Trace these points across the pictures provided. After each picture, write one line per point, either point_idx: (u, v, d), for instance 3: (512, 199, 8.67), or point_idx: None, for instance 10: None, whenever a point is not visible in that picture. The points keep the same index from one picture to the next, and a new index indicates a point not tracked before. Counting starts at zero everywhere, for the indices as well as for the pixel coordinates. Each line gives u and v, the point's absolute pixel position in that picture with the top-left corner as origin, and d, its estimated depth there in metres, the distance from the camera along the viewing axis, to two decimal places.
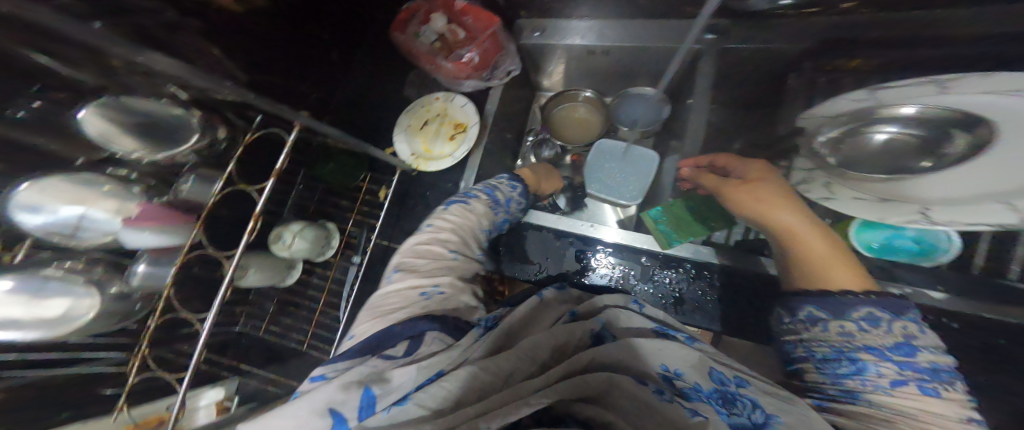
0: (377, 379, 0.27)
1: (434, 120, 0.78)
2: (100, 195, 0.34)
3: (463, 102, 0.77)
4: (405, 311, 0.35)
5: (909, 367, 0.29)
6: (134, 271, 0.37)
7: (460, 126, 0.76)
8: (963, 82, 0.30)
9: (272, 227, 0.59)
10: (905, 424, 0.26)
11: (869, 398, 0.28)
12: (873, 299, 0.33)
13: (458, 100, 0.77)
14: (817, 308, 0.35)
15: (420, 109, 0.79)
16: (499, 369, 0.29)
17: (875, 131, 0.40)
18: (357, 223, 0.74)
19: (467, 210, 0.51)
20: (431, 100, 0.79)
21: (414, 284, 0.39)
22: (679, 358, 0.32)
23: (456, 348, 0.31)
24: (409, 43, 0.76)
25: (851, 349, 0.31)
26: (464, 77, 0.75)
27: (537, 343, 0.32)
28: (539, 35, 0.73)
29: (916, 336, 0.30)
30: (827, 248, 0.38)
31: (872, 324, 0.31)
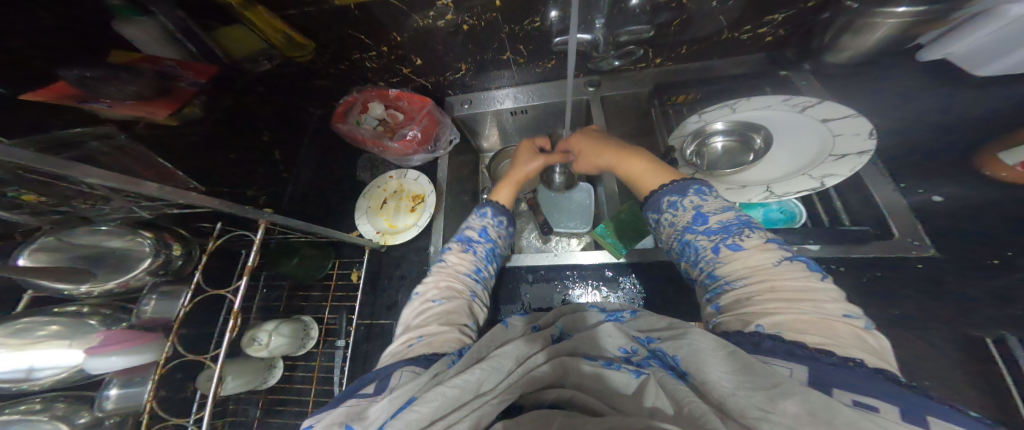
0: (358, 416, 0.33)
1: (392, 197, 0.87)
2: (44, 338, 0.35)
3: (416, 177, 0.87)
4: (399, 361, 0.42)
5: (714, 232, 0.46)
6: (107, 396, 0.39)
7: (416, 197, 0.85)
8: (744, 104, 0.55)
9: (247, 331, 0.62)
10: (755, 285, 0.40)
11: (731, 278, 0.42)
12: (668, 190, 0.53)
13: (411, 175, 0.87)
14: (658, 214, 0.53)
15: (378, 190, 0.88)
16: (464, 385, 0.34)
17: (714, 142, 0.59)
18: (333, 309, 0.77)
19: (443, 268, 0.59)
20: (386, 180, 0.89)
21: (405, 339, 0.47)
22: (623, 340, 0.42)
23: (427, 374, 0.37)
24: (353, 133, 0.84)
25: (684, 236, 0.48)
26: (412, 153, 0.84)
27: (505, 353, 0.37)
28: (468, 106, 0.87)
29: (700, 206, 0.48)
30: (643, 172, 0.58)
31: (676, 208, 0.50)
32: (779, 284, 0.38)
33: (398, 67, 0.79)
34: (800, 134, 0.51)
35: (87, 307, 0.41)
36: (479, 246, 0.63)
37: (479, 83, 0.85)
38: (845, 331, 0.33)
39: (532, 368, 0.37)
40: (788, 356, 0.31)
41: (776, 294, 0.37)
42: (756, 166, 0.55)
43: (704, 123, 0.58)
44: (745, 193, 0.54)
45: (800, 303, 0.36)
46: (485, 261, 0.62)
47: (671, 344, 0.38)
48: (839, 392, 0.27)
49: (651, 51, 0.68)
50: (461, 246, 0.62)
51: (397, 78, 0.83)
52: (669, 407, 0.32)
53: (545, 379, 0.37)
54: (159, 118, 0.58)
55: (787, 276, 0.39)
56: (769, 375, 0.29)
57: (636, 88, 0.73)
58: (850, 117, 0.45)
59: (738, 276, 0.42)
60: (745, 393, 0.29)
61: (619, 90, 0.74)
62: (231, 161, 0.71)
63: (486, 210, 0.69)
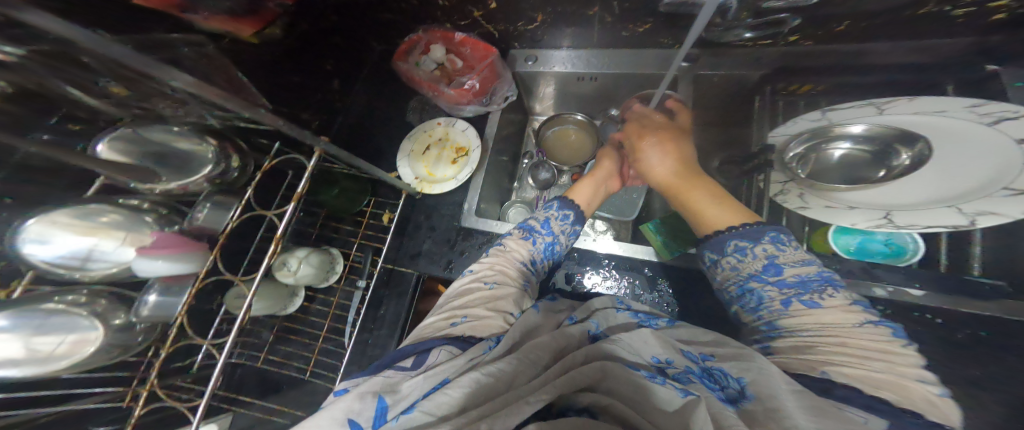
0: (389, 389, 0.32)
1: (436, 145, 0.83)
2: (105, 226, 0.35)
3: (464, 128, 0.82)
4: (438, 336, 0.40)
5: (787, 284, 0.39)
6: (145, 302, 0.39)
7: (460, 150, 0.81)
8: (899, 104, 0.41)
9: (279, 253, 0.62)
10: (824, 337, 0.35)
11: (792, 327, 0.37)
12: (734, 233, 0.45)
13: (460, 125, 0.82)
14: (713, 256, 0.47)
15: (423, 134, 0.84)
16: (501, 373, 0.33)
17: (833, 148, 0.50)
18: (360, 248, 0.77)
19: (502, 252, 0.56)
20: (433, 125, 0.84)
21: (449, 316, 0.44)
22: (659, 348, 0.39)
23: (464, 356, 0.36)
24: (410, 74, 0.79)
25: (744, 282, 0.42)
26: (465, 103, 0.78)
27: (540, 346, 0.37)
28: (533, 63, 0.78)
29: (776, 254, 0.41)
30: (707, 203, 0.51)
31: (741, 252, 0.43)
32: (853, 341, 0.33)
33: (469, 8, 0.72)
34: (979, 152, 0.39)
35: (144, 204, 0.39)
36: (540, 238, 0.58)
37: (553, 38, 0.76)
38: (928, 399, 0.28)
39: (569, 365, 0.35)
40: (865, 406, 0.27)
41: (847, 350, 0.33)
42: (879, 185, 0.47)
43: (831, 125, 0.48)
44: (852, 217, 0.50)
45: (867, 362, 0.31)
46: (541, 254, 0.58)
47: (736, 364, 0.34)
48: None
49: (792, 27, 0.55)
50: (522, 234, 0.59)
51: (465, 21, 0.76)
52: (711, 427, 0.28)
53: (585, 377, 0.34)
54: (243, 35, 0.55)
55: (862, 339, 0.33)
56: (845, 419, 0.25)
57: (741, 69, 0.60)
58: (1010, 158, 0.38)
59: (804, 327, 0.36)
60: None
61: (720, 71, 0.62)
62: (295, 84, 0.68)
63: (555, 204, 0.63)
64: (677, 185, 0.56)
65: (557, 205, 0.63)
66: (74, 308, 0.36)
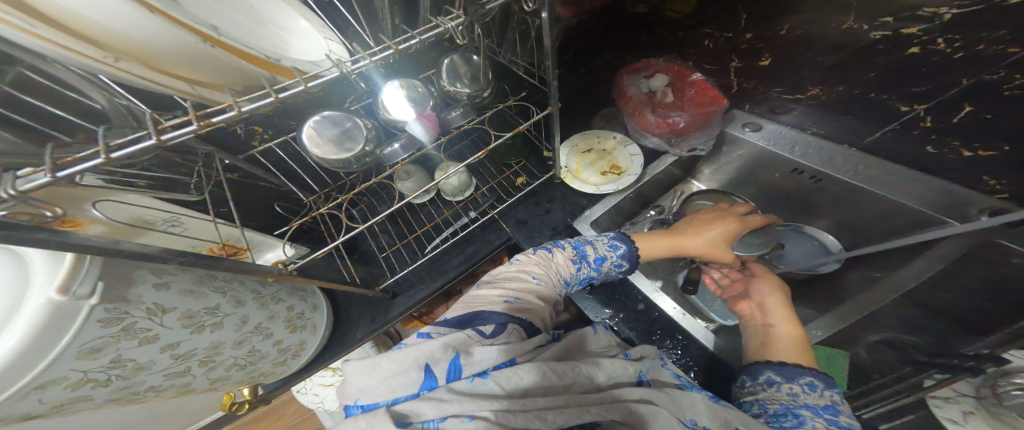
0: (465, 350, 0.43)
1: (598, 152, 0.99)
2: (417, 94, 0.67)
3: (632, 153, 0.95)
4: (505, 314, 0.53)
5: (840, 423, 0.53)
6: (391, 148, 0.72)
7: (615, 167, 0.95)
8: None
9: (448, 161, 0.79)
10: None
11: None
12: (814, 373, 0.59)
13: (629, 148, 0.95)
14: (777, 376, 0.61)
15: (594, 138, 1.00)
16: (562, 374, 0.45)
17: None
18: (489, 191, 1.03)
19: (547, 257, 0.72)
20: (606, 137, 0.99)
21: (503, 293, 0.59)
22: (699, 416, 0.53)
23: (523, 345, 0.48)
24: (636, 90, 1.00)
25: (799, 406, 0.56)
26: (656, 133, 0.95)
27: (596, 366, 0.51)
28: (749, 131, 0.90)
29: (837, 402, 0.55)
30: (787, 347, 0.66)
31: (808, 387, 0.57)
32: None
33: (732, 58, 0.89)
34: None
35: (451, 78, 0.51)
36: (586, 267, 0.73)
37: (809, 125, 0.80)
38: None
39: (618, 401, 0.48)
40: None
41: None
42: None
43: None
44: None
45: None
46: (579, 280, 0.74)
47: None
48: None
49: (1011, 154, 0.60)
50: (574, 256, 0.74)
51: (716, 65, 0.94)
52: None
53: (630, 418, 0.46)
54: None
55: None
56: None
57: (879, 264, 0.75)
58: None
59: None
60: None
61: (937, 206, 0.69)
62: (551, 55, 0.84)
63: (609, 235, 0.80)
64: (774, 335, 0.70)
65: (611, 236, 0.79)
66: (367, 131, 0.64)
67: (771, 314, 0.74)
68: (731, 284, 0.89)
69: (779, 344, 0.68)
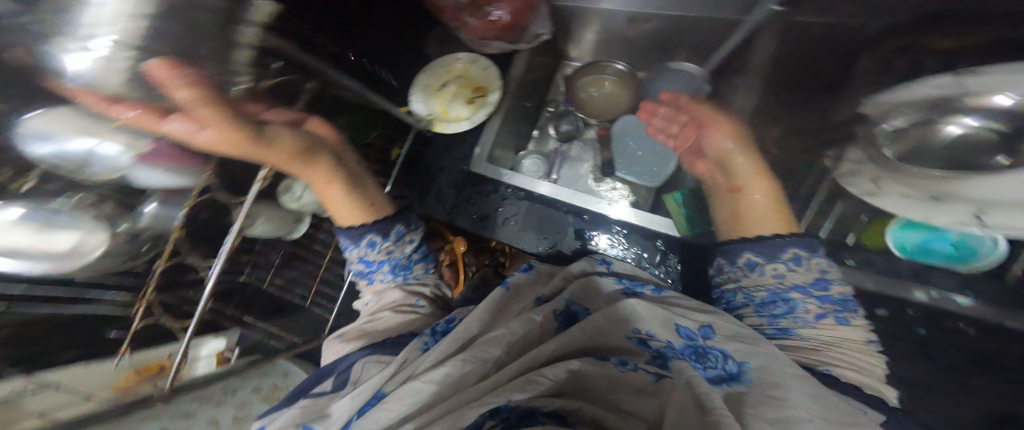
0: (315, 418, 0.36)
1: (453, 80, 0.73)
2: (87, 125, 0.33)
3: (486, 66, 0.72)
4: (365, 348, 0.45)
5: (829, 300, 0.39)
6: (146, 211, 0.39)
7: (478, 89, 0.72)
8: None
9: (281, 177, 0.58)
10: (835, 349, 0.36)
11: (802, 338, 0.38)
12: (793, 241, 0.42)
13: (481, 63, 0.72)
14: (758, 256, 0.43)
15: (440, 68, 0.73)
16: (439, 380, 0.36)
17: (950, 123, 0.39)
18: None
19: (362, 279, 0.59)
20: (451, 60, 0.73)
21: (354, 331, 0.50)
22: (643, 320, 0.38)
23: (389, 368, 0.39)
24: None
25: (785, 290, 0.41)
26: (490, 37, 0.70)
27: (492, 340, 0.40)
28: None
29: (828, 271, 0.40)
30: (762, 210, 0.47)
31: (796, 262, 0.41)
32: (860, 360, 0.35)
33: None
34: None
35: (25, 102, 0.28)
36: (380, 276, 0.56)
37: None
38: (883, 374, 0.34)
39: (530, 371, 0.38)
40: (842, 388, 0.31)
41: (850, 359, 0.35)
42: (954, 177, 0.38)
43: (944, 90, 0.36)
44: (938, 211, 0.40)
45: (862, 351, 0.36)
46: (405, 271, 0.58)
47: (740, 349, 0.33)
48: None
49: None
50: (366, 278, 0.58)
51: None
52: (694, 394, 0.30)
53: (544, 385, 0.37)
54: None
55: (869, 355, 0.36)
56: (841, 410, 0.26)
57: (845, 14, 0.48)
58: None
59: (814, 338, 0.38)
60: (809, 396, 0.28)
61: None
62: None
63: (349, 241, 0.56)
64: (744, 182, 0.52)
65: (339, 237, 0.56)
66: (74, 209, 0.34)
67: (730, 158, 0.54)
68: (667, 125, 0.66)
69: (755, 201, 0.49)
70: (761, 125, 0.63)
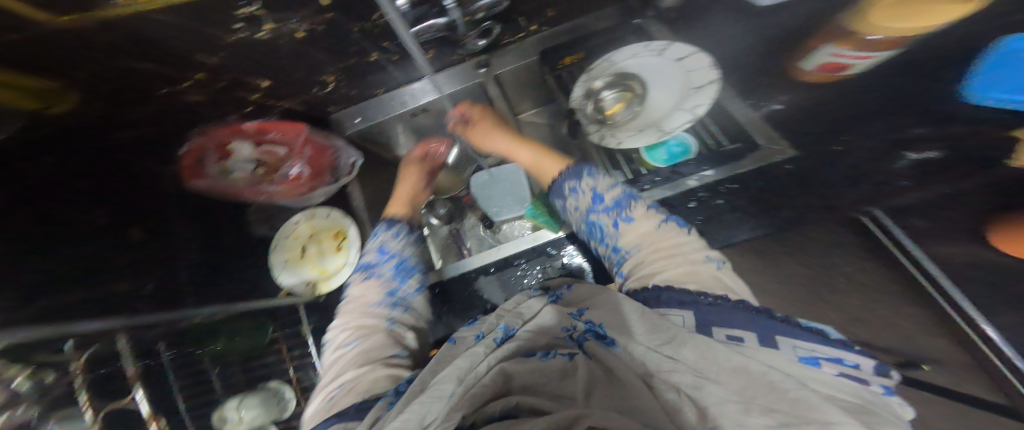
0: None
1: (309, 242, 0.67)
2: None
3: (328, 213, 0.70)
4: (326, 420, 0.32)
5: (612, 207, 0.43)
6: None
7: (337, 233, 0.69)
8: (619, 54, 0.54)
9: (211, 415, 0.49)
10: (647, 251, 0.38)
11: (630, 249, 0.40)
12: (565, 176, 0.48)
13: (322, 212, 0.70)
14: (562, 197, 0.48)
15: (288, 240, 0.67)
16: (399, 421, 0.26)
17: (603, 98, 0.56)
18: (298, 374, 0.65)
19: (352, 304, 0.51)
20: (293, 228, 0.68)
21: (327, 393, 0.38)
22: (555, 319, 0.36)
23: (359, 429, 0.28)
24: (224, 186, 0.58)
25: (586, 218, 0.44)
26: (307, 190, 0.68)
27: (444, 376, 0.30)
28: (361, 121, 0.70)
29: (597, 185, 0.45)
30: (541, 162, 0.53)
31: (575, 191, 0.46)
32: (661, 246, 0.38)
33: (241, 94, 0.57)
34: (664, 75, 0.52)
35: None
36: (382, 268, 0.54)
37: (392, 80, 0.68)
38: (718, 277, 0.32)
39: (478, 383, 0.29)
40: (679, 304, 0.29)
41: (661, 252, 0.37)
42: (646, 110, 0.53)
43: (589, 82, 0.55)
44: (643, 137, 0.51)
45: (674, 257, 0.36)
46: (398, 281, 0.53)
47: (602, 312, 0.33)
48: (716, 329, 0.25)
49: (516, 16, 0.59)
50: (363, 275, 0.54)
51: (249, 109, 0.61)
52: (607, 375, 0.27)
53: (489, 391, 0.28)
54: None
55: (671, 236, 0.38)
56: (666, 328, 0.26)
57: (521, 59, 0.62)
58: (692, 54, 0.50)
59: (631, 247, 0.40)
60: (654, 346, 0.25)
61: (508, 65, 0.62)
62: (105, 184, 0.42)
63: (382, 227, 0.60)
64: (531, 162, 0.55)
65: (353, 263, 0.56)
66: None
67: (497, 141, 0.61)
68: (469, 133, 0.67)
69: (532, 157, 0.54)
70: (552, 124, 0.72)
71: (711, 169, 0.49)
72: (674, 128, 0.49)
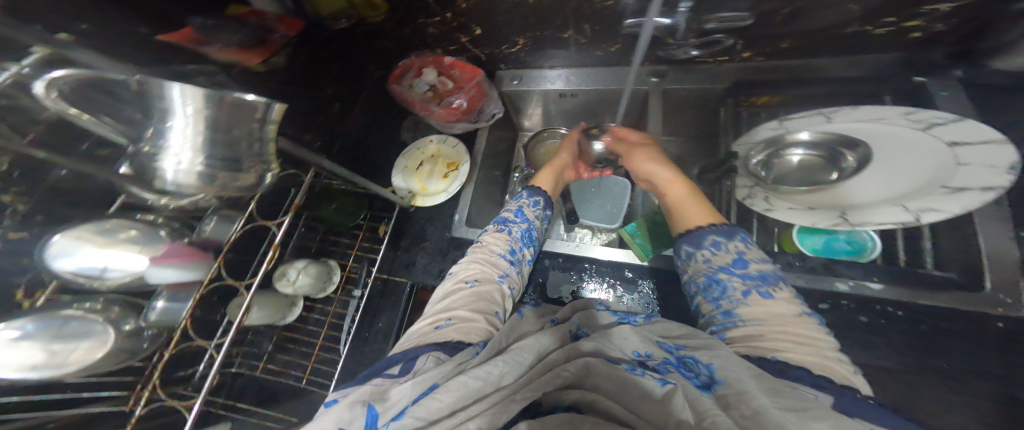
0: (380, 396, 0.29)
1: (428, 160, 0.78)
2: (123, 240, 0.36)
3: (454, 144, 0.78)
4: (423, 342, 0.36)
5: (751, 277, 0.38)
6: (153, 307, 0.39)
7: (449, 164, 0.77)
8: (844, 113, 0.47)
9: (279, 265, 0.59)
10: (771, 327, 0.34)
11: (748, 316, 0.36)
12: (714, 229, 0.44)
13: (450, 142, 0.78)
14: (697, 244, 0.44)
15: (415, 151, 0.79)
16: (488, 375, 0.29)
17: (790, 155, 0.54)
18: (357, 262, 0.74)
19: (478, 248, 0.54)
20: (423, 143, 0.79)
21: (432, 321, 0.41)
22: (639, 341, 0.34)
23: (449, 362, 0.32)
24: (403, 95, 0.75)
25: (714, 274, 0.41)
26: (454, 122, 0.75)
27: (525, 346, 0.32)
28: (518, 83, 0.74)
29: (745, 251, 0.40)
30: (692, 207, 0.49)
31: (716, 245, 0.42)
32: (794, 331, 0.33)
33: (457, 36, 0.69)
34: (910, 159, 0.44)
35: None
36: (515, 227, 0.56)
37: (565, 58, 0.70)
38: (849, 379, 0.28)
39: (554, 364, 0.32)
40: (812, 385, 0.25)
41: (791, 338, 0.32)
42: (831, 191, 0.50)
43: (784, 132, 0.52)
44: (811, 216, 0.50)
45: (793, 347, 0.31)
46: (521, 245, 0.55)
47: (705, 353, 0.31)
48: (862, 420, 0.21)
49: (740, 42, 0.57)
50: (497, 226, 0.57)
51: (454, 46, 0.72)
52: (688, 417, 0.26)
53: (569, 379, 0.31)
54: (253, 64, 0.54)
55: (805, 327, 0.33)
56: (799, 398, 0.23)
57: (706, 84, 0.61)
58: (992, 144, 0.37)
59: (754, 315, 0.35)
60: (774, 408, 0.23)
61: (686, 84, 0.62)
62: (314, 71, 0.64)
63: (523, 193, 0.63)
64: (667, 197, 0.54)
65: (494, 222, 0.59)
66: (91, 315, 0.35)
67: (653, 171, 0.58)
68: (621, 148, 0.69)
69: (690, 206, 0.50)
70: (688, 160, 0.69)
71: (878, 281, 0.46)
72: (868, 223, 0.46)
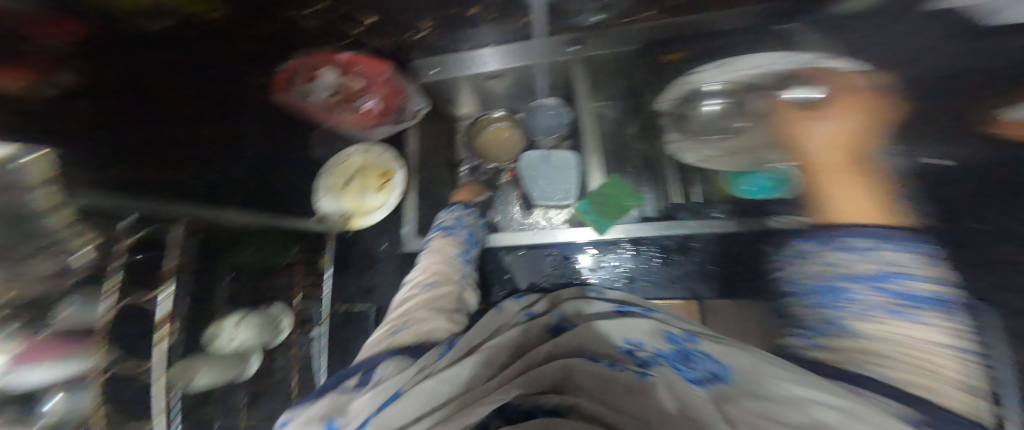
0: (340, 411, 0.27)
1: (357, 173, 0.70)
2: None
3: (382, 151, 0.72)
4: (386, 351, 0.36)
5: (887, 290, 0.33)
6: (34, 412, 0.33)
7: (384, 174, 0.71)
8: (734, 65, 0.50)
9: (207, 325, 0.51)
10: (892, 347, 0.29)
11: (862, 333, 0.32)
12: (853, 231, 0.40)
13: (377, 149, 0.72)
14: (872, 243, 0.37)
15: (339, 166, 0.69)
16: (452, 378, 0.29)
17: (704, 107, 0.61)
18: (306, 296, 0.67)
19: (429, 252, 0.59)
20: (345, 156, 0.70)
21: (391, 326, 0.42)
22: (631, 331, 0.33)
23: (413, 368, 0.31)
24: (303, 106, 0.63)
25: (836, 283, 0.37)
26: (373, 125, 0.70)
27: (498, 347, 0.33)
28: (439, 73, 0.68)
29: (886, 256, 0.36)
30: (845, 198, 0.47)
31: (872, 245, 0.37)
32: (916, 354, 0.28)
33: (346, 28, 0.65)
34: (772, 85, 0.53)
35: None
36: (462, 231, 0.63)
37: (481, 37, 0.65)
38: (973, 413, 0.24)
39: (531, 364, 0.30)
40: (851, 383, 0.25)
41: (915, 360, 0.28)
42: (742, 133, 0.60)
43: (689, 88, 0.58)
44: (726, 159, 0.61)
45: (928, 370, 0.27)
46: (469, 245, 0.61)
47: (717, 351, 0.31)
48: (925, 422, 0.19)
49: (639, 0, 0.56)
50: (446, 234, 0.63)
51: (347, 40, 0.65)
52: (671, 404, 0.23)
53: (545, 380, 0.29)
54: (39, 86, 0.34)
55: (940, 356, 0.28)
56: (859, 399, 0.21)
57: (625, 46, 0.59)
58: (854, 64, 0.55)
59: (871, 333, 0.31)
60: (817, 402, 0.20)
61: (607, 49, 0.60)
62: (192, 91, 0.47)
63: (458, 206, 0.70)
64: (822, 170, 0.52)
65: (437, 227, 0.65)
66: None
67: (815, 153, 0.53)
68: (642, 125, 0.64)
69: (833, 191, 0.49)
70: (626, 125, 0.69)
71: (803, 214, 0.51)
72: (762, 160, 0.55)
